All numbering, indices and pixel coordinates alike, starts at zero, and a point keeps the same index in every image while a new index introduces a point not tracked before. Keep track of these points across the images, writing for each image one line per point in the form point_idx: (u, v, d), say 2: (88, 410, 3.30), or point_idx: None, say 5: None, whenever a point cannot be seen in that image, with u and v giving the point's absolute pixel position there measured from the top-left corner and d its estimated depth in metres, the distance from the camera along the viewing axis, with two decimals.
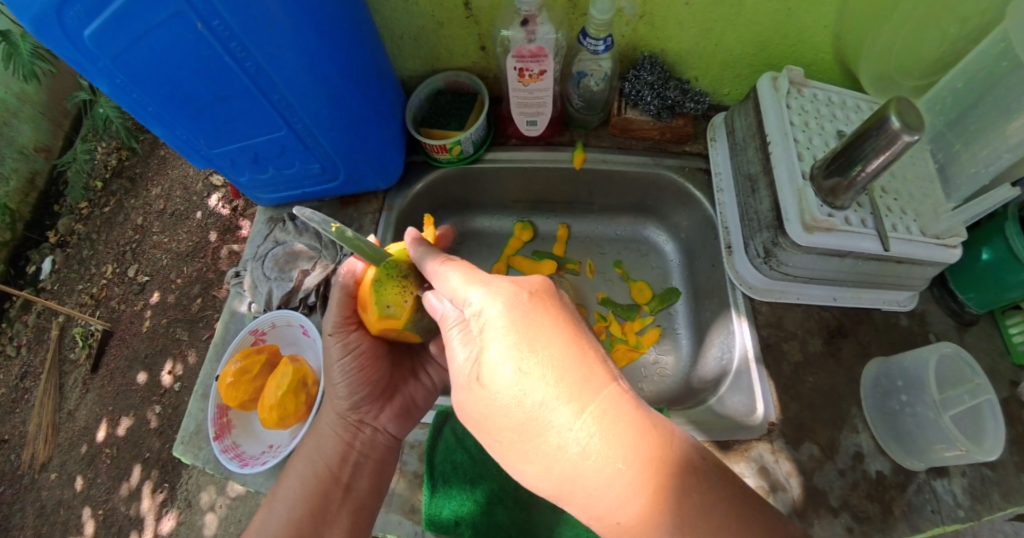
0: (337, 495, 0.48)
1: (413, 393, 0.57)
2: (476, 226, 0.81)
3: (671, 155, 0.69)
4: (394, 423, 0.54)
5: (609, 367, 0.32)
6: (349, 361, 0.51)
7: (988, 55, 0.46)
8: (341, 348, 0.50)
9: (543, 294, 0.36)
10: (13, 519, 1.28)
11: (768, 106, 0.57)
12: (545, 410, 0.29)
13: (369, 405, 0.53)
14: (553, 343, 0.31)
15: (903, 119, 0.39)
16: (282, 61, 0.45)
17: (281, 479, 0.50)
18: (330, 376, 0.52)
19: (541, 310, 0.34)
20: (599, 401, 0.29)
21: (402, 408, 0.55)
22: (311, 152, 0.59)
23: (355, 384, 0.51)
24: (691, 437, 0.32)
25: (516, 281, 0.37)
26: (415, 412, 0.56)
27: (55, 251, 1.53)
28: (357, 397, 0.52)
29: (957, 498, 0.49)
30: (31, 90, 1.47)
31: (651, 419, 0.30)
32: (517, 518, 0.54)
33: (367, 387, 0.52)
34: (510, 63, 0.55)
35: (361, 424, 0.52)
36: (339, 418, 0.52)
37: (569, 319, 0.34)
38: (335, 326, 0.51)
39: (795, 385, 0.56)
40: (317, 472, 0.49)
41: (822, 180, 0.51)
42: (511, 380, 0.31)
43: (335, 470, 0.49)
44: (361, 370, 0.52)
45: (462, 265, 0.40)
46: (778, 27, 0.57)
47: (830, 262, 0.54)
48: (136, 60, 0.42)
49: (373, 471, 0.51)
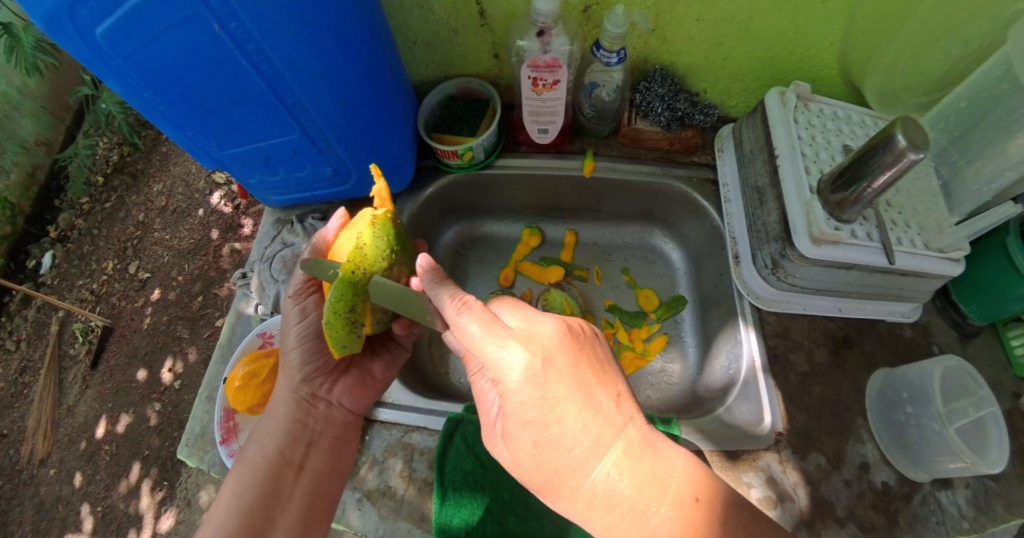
0: (290, 477, 0.50)
1: (370, 366, 0.59)
2: (485, 231, 0.81)
3: (679, 165, 0.69)
4: (348, 395, 0.56)
5: (618, 423, 0.36)
6: (305, 326, 0.54)
7: (990, 76, 0.46)
8: (298, 310, 0.54)
9: (562, 355, 0.36)
10: (11, 514, 1.28)
11: (775, 120, 0.57)
12: (564, 470, 0.36)
13: (322, 378, 0.56)
14: (568, 413, 0.35)
15: (909, 137, 0.40)
16: (300, 65, 0.45)
17: (234, 467, 0.51)
18: (286, 344, 0.55)
19: (559, 378, 0.36)
20: (608, 462, 0.35)
21: (357, 381, 0.57)
22: (323, 156, 0.59)
23: (309, 353, 0.54)
24: (689, 476, 0.36)
25: (535, 339, 0.37)
26: (372, 385, 0.59)
27: (55, 246, 1.52)
28: (310, 369, 0.55)
29: (962, 510, 0.50)
30: (32, 83, 1.46)
31: (653, 472, 0.35)
32: (526, 528, 0.54)
33: (321, 358, 0.55)
34: (524, 72, 0.55)
35: (315, 398, 0.55)
36: (292, 393, 0.54)
37: (582, 375, 0.37)
38: (295, 290, 0.55)
39: (801, 396, 0.56)
40: (267, 457, 0.50)
41: (829, 194, 0.51)
42: (535, 444, 0.37)
43: (286, 451, 0.51)
44: (315, 341, 0.55)
45: (480, 312, 0.39)
46: (786, 44, 0.58)
47: (837, 274, 0.54)
48: (150, 60, 0.42)
49: (328, 449, 0.52)
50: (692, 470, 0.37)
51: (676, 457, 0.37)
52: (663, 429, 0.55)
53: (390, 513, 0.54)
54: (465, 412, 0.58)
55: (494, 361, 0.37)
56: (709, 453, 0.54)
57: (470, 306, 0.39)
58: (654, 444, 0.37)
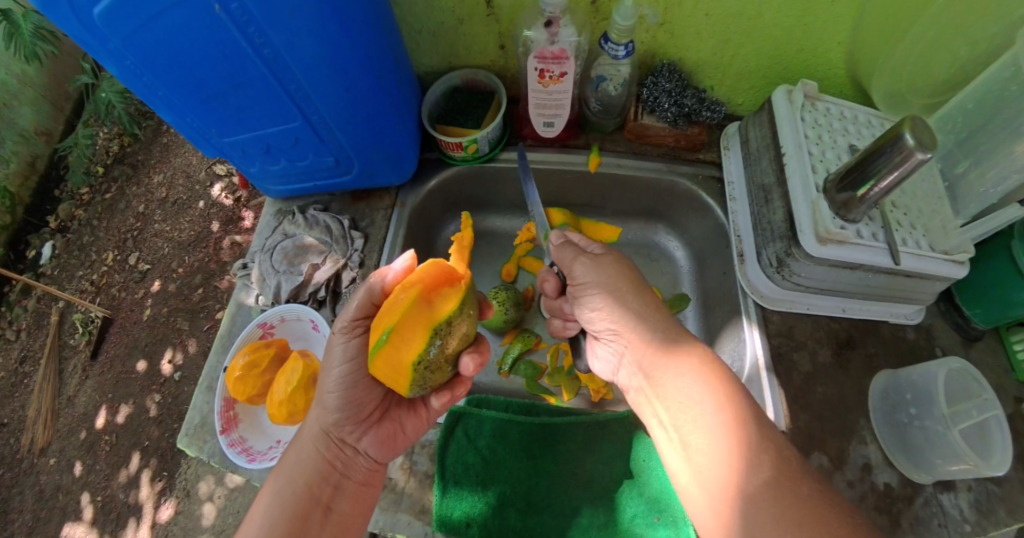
0: (317, 518, 0.44)
1: (406, 423, 0.53)
2: (488, 226, 0.81)
3: (684, 162, 0.69)
4: (378, 448, 0.50)
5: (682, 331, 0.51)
6: (347, 367, 0.47)
7: (998, 77, 0.46)
8: (343, 351, 0.47)
9: None
10: (11, 503, 1.27)
11: (782, 118, 0.57)
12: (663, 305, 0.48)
13: (357, 424, 0.49)
14: None
15: (917, 136, 0.39)
16: (302, 51, 0.45)
17: (256, 496, 0.45)
18: (324, 379, 0.48)
19: None
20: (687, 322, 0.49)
21: (390, 434, 0.51)
22: (325, 145, 0.59)
23: (348, 398, 0.48)
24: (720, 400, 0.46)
25: None
26: (402, 440, 0.52)
27: (55, 236, 1.51)
28: (346, 413, 0.48)
29: (964, 513, 0.50)
30: (31, 71, 1.45)
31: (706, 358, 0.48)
32: (528, 522, 0.53)
33: (358, 404, 0.48)
34: (531, 64, 0.55)
35: (345, 444, 0.48)
36: (321, 432, 0.48)
37: None
38: (344, 326, 0.48)
39: (805, 395, 0.56)
40: (298, 491, 0.45)
41: (835, 194, 0.51)
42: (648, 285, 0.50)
43: (314, 490, 0.45)
44: (357, 383, 0.48)
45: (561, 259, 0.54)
46: (794, 41, 0.57)
47: (841, 274, 0.54)
48: (148, 43, 0.42)
49: (355, 495, 0.48)
50: None
51: None
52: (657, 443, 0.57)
53: (390, 505, 0.53)
54: (466, 406, 0.58)
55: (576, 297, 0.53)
56: None
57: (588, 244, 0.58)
58: None
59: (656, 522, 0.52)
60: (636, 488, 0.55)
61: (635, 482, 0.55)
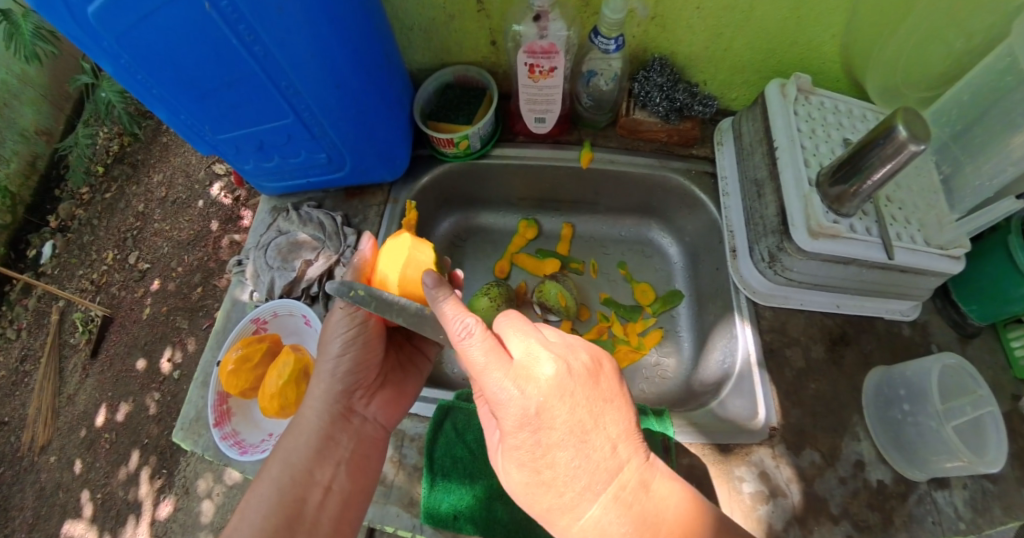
0: (317, 499, 0.45)
1: (403, 383, 0.56)
2: (481, 222, 0.80)
3: (678, 158, 0.69)
4: (383, 412, 0.52)
5: (608, 458, 0.35)
6: (351, 336, 0.50)
7: (992, 69, 0.45)
8: (347, 320, 0.49)
9: (558, 403, 0.34)
10: (12, 500, 1.27)
11: (775, 112, 0.57)
12: (540, 475, 0.36)
13: (360, 392, 0.51)
14: (556, 420, 0.34)
15: (910, 128, 0.39)
16: (292, 48, 0.45)
17: (252, 483, 0.46)
18: (328, 352, 0.50)
19: (556, 423, 0.34)
20: (588, 473, 0.35)
21: (393, 397, 0.54)
22: (317, 141, 0.59)
23: (353, 365, 0.50)
24: (681, 519, 0.37)
25: (532, 382, 0.34)
26: (403, 400, 0.55)
27: (55, 236, 1.52)
28: (351, 382, 0.50)
29: (959, 511, 0.49)
30: (31, 71, 1.46)
31: (643, 516, 0.36)
32: (517, 517, 0.52)
33: (363, 371, 0.51)
34: (521, 59, 0.54)
35: (351, 413, 0.50)
36: (325, 406, 0.49)
37: (581, 416, 0.35)
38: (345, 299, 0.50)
39: (796, 391, 0.55)
40: (296, 476, 0.45)
41: (828, 188, 0.50)
42: (519, 442, 0.36)
43: (314, 470, 0.46)
44: (360, 350, 0.50)
45: (484, 340, 0.36)
46: (786, 35, 0.57)
47: (834, 269, 0.54)
48: (141, 41, 0.42)
49: (356, 470, 0.48)
50: (683, 509, 0.37)
51: (670, 501, 0.37)
52: (654, 423, 0.55)
53: (379, 498, 0.53)
54: (454, 400, 0.58)
55: (495, 384, 0.35)
56: (702, 445, 0.54)
57: (512, 335, 0.37)
58: (650, 488, 0.36)
59: None
60: None
61: None
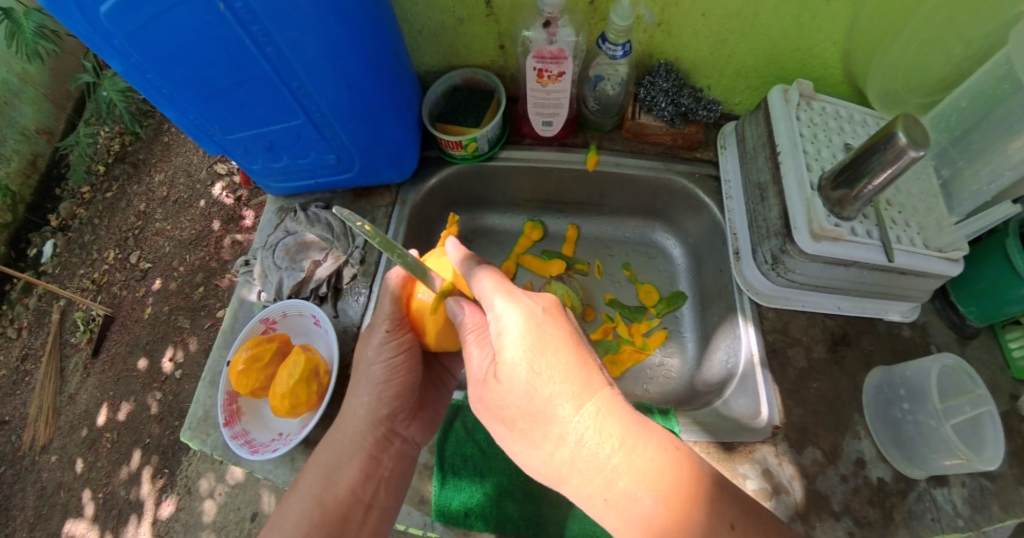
0: (360, 517, 0.46)
1: (437, 402, 0.57)
2: (487, 223, 0.81)
3: (682, 161, 0.70)
4: (421, 432, 0.53)
5: (597, 366, 0.40)
6: (397, 361, 0.51)
7: (990, 77, 0.46)
8: (395, 346, 0.50)
9: (554, 311, 0.42)
10: (12, 500, 1.27)
11: (778, 116, 0.58)
12: (538, 372, 0.38)
13: (402, 414, 0.52)
14: (553, 323, 0.41)
15: (910, 134, 0.40)
16: (304, 50, 0.46)
17: (289, 494, 0.46)
18: (371, 376, 0.50)
19: (554, 324, 0.40)
20: (584, 370, 0.38)
21: (430, 418, 0.55)
22: (326, 142, 0.59)
23: (398, 390, 0.51)
24: (669, 432, 0.39)
25: (534, 296, 0.43)
26: (437, 418, 0.56)
27: (56, 235, 1.52)
28: (394, 405, 0.51)
29: (957, 508, 0.50)
30: (32, 71, 1.46)
31: (636, 420, 0.37)
32: (527, 514, 0.53)
33: (407, 394, 0.51)
34: (530, 63, 0.56)
35: (394, 435, 0.51)
36: (369, 428, 0.49)
37: (572, 329, 0.41)
38: (390, 323, 0.51)
39: (799, 391, 0.56)
40: (338, 494, 0.46)
41: (830, 192, 0.51)
42: (520, 341, 0.39)
43: (357, 489, 0.47)
44: (405, 374, 0.51)
45: (492, 270, 0.45)
46: (789, 41, 0.58)
47: (836, 271, 0.55)
48: (152, 40, 0.42)
49: (393, 486, 0.49)
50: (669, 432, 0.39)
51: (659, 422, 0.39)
52: (659, 420, 0.57)
53: None
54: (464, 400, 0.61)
55: (502, 293, 0.42)
56: (708, 444, 0.55)
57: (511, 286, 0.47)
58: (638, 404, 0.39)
59: None
60: None
61: None
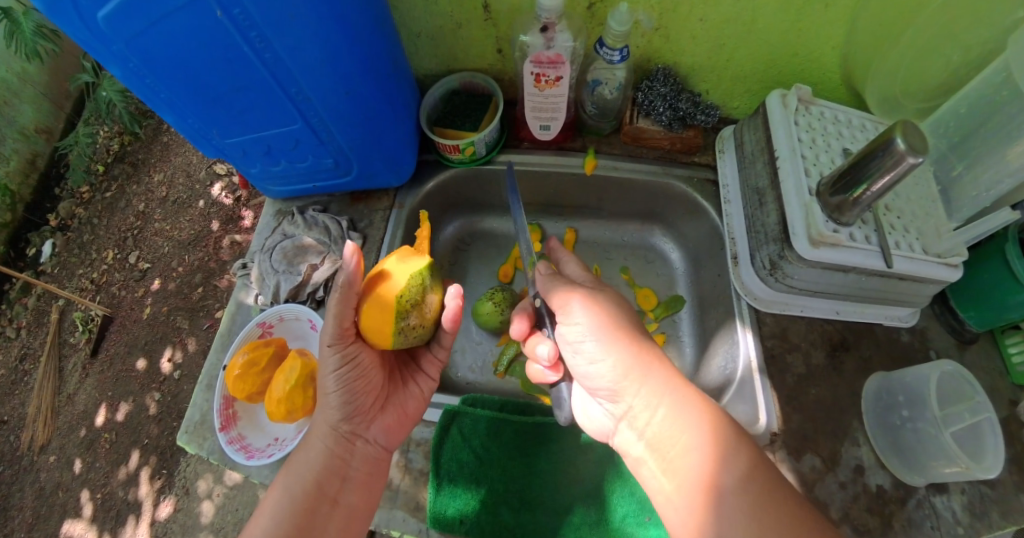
0: (326, 512, 0.45)
1: (405, 403, 0.55)
2: (485, 227, 0.81)
3: (680, 165, 0.70)
4: (386, 433, 0.52)
5: None
6: (345, 371, 0.47)
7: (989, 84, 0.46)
8: (339, 359, 0.46)
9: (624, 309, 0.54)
10: (10, 500, 1.27)
11: (777, 122, 0.57)
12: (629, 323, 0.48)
13: (362, 417, 0.50)
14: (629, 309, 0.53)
15: (908, 140, 0.39)
16: (302, 54, 0.46)
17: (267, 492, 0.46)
18: (322, 386, 0.47)
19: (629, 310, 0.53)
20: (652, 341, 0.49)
21: (396, 419, 0.53)
22: (324, 146, 0.59)
23: (350, 393, 0.48)
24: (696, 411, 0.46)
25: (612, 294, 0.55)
26: (408, 421, 0.55)
27: (55, 235, 1.52)
28: (351, 408, 0.48)
29: (956, 515, 0.50)
30: (32, 70, 1.46)
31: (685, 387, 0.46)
32: (521, 520, 0.54)
33: (363, 395, 0.49)
34: (528, 68, 0.55)
35: (356, 436, 0.49)
36: (330, 431, 0.48)
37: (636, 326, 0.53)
38: (332, 337, 0.46)
39: (797, 397, 0.56)
40: (306, 488, 0.45)
41: (828, 197, 0.51)
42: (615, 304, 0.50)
43: (322, 486, 0.46)
44: (358, 380, 0.48)
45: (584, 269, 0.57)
46: (789, 45, 0.58)
47: (834, 277, 0.55)
48: (151, 45, 0.42)
49: (363, 487, 0.48)
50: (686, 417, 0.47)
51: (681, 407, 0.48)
52: None
53: (386, 502, 0.54)
54: (460, 405, 0.59)
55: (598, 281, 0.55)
56: None
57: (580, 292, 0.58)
58: None
59: (647, 522, 0.53)
60: (628, 488, 0.55)
61: (626, 481, 0.56)
